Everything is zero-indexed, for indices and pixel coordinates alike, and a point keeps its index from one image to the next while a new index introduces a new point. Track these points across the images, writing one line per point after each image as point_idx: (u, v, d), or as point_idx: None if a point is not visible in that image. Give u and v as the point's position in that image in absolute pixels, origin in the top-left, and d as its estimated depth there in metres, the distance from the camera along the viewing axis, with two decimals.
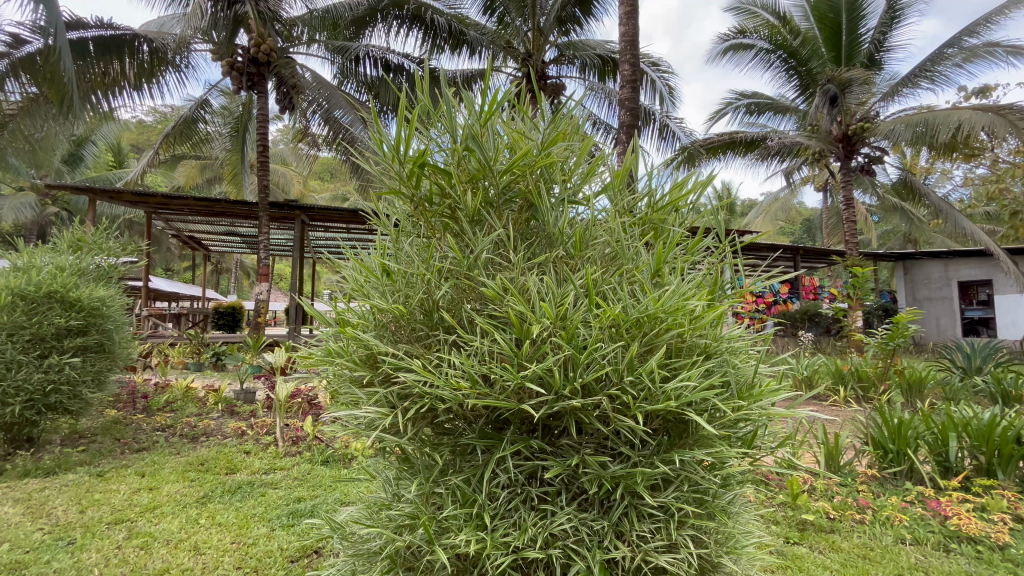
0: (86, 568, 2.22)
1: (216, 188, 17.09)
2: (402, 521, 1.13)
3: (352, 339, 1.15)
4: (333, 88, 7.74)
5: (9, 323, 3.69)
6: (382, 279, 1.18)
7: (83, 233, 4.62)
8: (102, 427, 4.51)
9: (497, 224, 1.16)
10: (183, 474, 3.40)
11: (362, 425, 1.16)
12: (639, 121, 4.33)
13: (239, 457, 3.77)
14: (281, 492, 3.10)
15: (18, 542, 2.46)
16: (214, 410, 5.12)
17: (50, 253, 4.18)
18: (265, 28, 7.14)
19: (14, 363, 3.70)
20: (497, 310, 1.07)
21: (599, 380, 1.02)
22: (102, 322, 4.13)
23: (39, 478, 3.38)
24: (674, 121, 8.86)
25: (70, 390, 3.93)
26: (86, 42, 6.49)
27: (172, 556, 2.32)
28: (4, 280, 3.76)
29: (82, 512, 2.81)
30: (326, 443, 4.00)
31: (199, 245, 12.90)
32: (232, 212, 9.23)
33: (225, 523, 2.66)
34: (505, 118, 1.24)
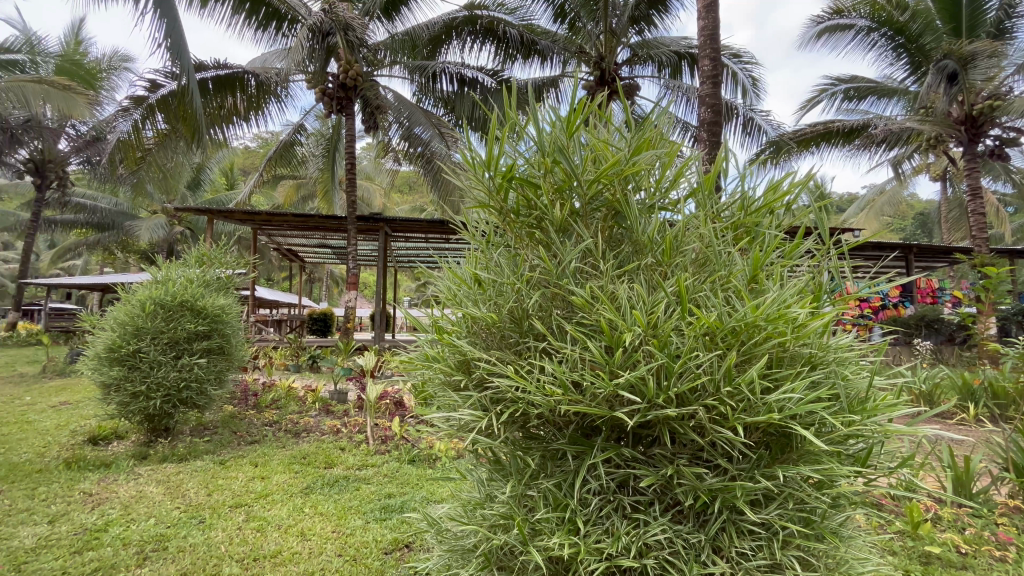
0: (215, 545, 2.51)
1: (310, 204, 18.68)
2: (494, 521, 1.17)
3: (447, 346, 1.22)
4: (413, 106, 8.20)
5: (152, 328, 4.30)
6: (474, 288, 1.24)
7: (207, 249, 5.26)
8: (222, 420, 5.10)
9: (586, 233, 1.18)
10: (288, 466, 3.75)
11: (457, 427, 1.23)
12: (722, 117, 4.15)
13: (336, 453, 4.08)
14: (373, 488, 3.31)
15: (161, 517, 2.84)
16: (313, 408, 5.58)
17: (182, 267, 4.81)
18: (353, 55, 7.67)
19: (156, 363, 4.29)
20: (585, 318, 1.09)
21: (694, 390, 1.00)
22: (223, 326, 4.70)
23: (175, 463, 3.88)
24: (759, 114, 8.32)
25: (198, 387, 4.48)
26: (207, 82, 7.41)
27: (283, 539, 2.57)
28: (149, 291, 4.39)
29: (209, 494, 3.19)
30: (412, 442, 4.23)
31: (297, 257, 14.14)
32: (324, 226, 10.03)
33: (326, 513, 2.89)
34: (590, 128, 1.26)
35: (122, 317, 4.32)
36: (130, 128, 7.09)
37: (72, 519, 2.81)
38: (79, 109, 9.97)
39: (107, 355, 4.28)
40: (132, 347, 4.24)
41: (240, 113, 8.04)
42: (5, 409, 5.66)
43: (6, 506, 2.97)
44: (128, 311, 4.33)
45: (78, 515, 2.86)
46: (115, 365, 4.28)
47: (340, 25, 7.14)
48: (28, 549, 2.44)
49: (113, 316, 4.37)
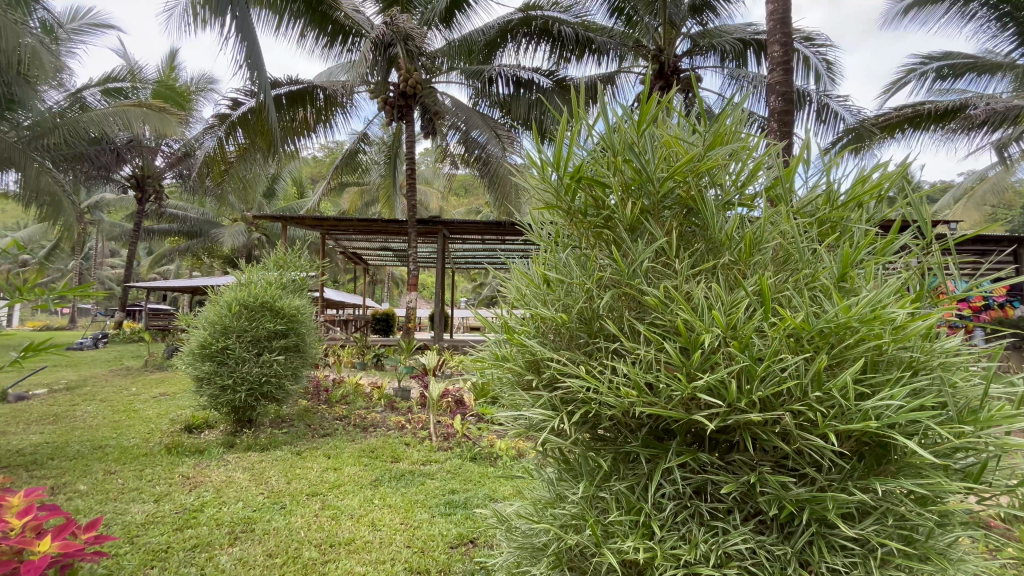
0: (295, 530, 2.69)
1: (373, 209, 19.52)
2: (565, 521, 1.17)
3: (517, 346, 1.24)
4: (470, 111, 8.39)
5: (238, 327, 4.67)
6: (542, 288, 1.25)
7: (284, 254, 5.64)
8: (297, 414, 5.44)
9: (659, 232, 1.16)
10: (358, 459, 3.94)
11: (527, 426, 1.24)
12: (794, 106, 3.91)
13: (401, 448, 4.23)
14: (437, 483, 3.41)
15: (248, 501, 3.09)
16: (379, 404, 5.84)
17: (262, 271, 5.20)
18: (412, 64, 7.91)
19: (241, 359, 4.66)
20: (660, 319, 1.07)
21: (778, 395, 0.96)
22: (299, 326, 5.04)
23: (258, 452, 4.20)
24: (836, 100, 7.73)
25: (277, 381, 4.82)
26: (281, 98, 7.96)
27: (356, 528, 2.71)
28: (235, 292, 4.78)
29: (289, 482, 3.43)
30: (474, 441, 4.32)
31: (361, 260, 14.84)
32: (387, 230, 10.45)
33: (394, 505, 3.01)
34: (661, 124, 1.23)
35: (212, 317, 4.72)
36: (215, 143, 7.74)
37: (174, 498, 3.11)
38: (172, 128, 11.01)
39: (200, 351, 4.69)
40: (221, 344, 4.63)
41: (310, 125, 8.55)
42: (116, 398, 6.36)
43: (120, 485, 3.34)
44: (218, 311, 4.73)
45: (179, 496, 3.16)
46: (206, 361, 4.69)
47: (400, 35, 7.41)
48: (139, 524, 2.72)
49: (204, 316, 4.79)
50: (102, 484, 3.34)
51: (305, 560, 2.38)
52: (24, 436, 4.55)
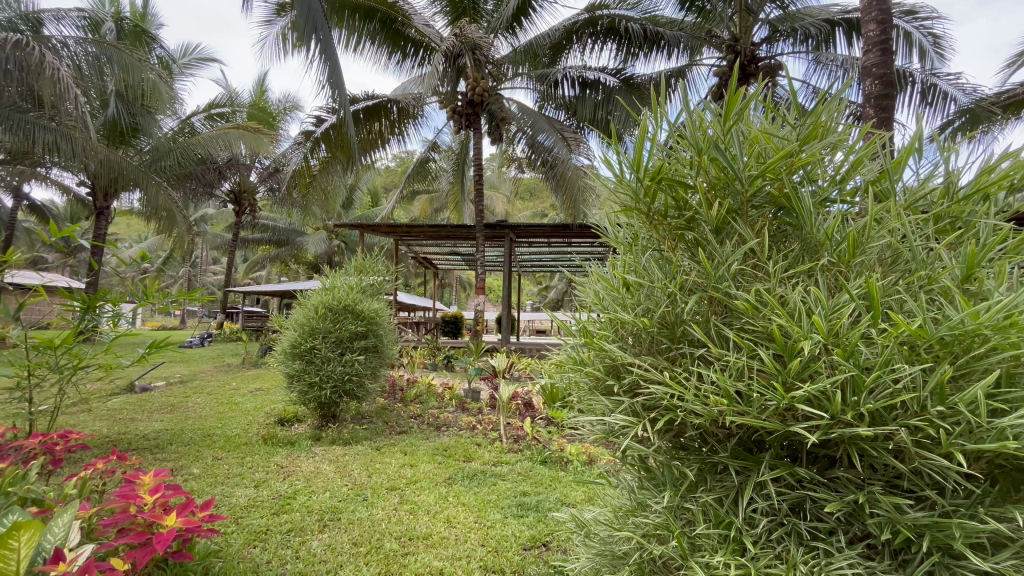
0: (378, 521, 2.85)
1: (442, 215, 20.17)
2: (647, 530, 1.15)
3: (596, 351, 1.23)
4: (536, 115, 8.49)
5: (324, 328, 5.02)
6: (622, 293, 1.23)
7: (362, 260, 6.00)
8: (375, 411, 5.74)
9: (749, 232, 1.11)
10: (433, 456, 4.09)
11: (606, 431, 1.22)
12: (895, 89, 3.56)
13: (473, 448, 4.33)
14: (509, 484, 3.45)
15: (334, 492, 3.30)
16: (450, 404, 6.01)
17: (344, 276, 5.56)
18: (480, 72, 8.07)
19: (326, 358, 4.99)
20: (751, 324, 1.02)
21: (891, 408, 0.88)
22: (377, 328, 5.33)
23: (341, 446, 4.49)
24: (944, 79, 6.93)
25: (358, 380, 5.11)
26: (359, 113, 8.45)
27: (433, 523, 2.81)
28: (321, 296, 5.15)
29: (370, 476, 3.63)
30: (544, 444, 4.32)
31: (431, 265, 15.38)
32: (456, 235, 10.76)
33: (468, 503, 3.09)
34: (749, 118, 1.17)
35: (300, 319, 5.10)
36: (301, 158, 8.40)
37: (271, 485, 3.40)
38: (265, 146, 12.08)
39: (290, 351, 5.07)
40: (309, 344, 4.98)
41: (384, 137, 9.01)
42: (221, 392, 7.07)
43: (226, 470, 3.71)
44: (306, 313, 5.11)
45: (275, 483, 3.45)
46: (295, 360, 5.06)
47: (468, 45, 7.59)
48: (242, 506, 3.01)
49: (294, 318, 5.18)
50: (211, 468, 3.72)
51: (387, 550, 2.51)
52: (149, 423, 5.19)
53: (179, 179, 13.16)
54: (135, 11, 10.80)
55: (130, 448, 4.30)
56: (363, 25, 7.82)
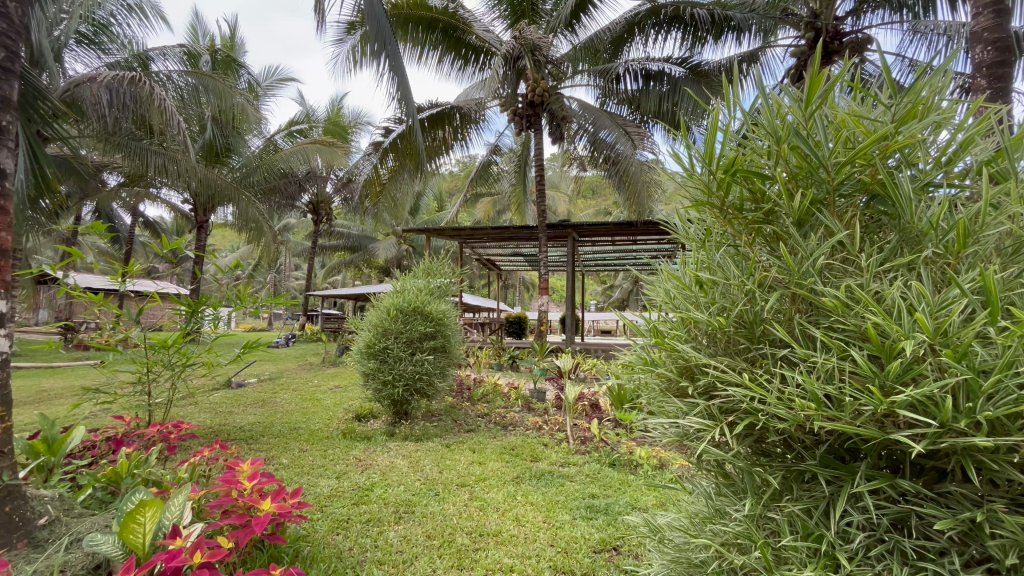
0: (450, 516, 2.94)
1: (504, 216, 20.41)
2: (726, 539, 1.11)
3: (667, 352, 1.20)
4: (597, 112, 8.36)
5: (396, 329, 5.25)
6: (696, 291, 1.19)
7: (430, 263, 6.21)
8: (445, 409, 5.92)
9: (838, 223, 1.03)
10: (500, 455, 4.15)
11: (679, 435, 1.19)
12: (1014, 54, 3.13)
13: (540, 448, 4.34)
14: (577, 486, 3.43)
15: (408, 485, 3.45)
16: (516, 404, 6.06)
17: (413, 279, 5.78)
18: (540, 73, 8.06)
19: (398, 358, 5.21)
20: (841, 323, 0.95)
21: (1014, 417, 0.78)
22: (445, 328, 5.51)
23: (414, 442, 4.67)
24: None
25: (428, 379, 5.30)
26: (424, 121, 8.74)
27: (502, 521, 2.85)
28: (392, 298, 5.39)
29: (441, 472, 3.75)
30: (612, 446, 4.23)
31: (495, 266, 15.60)
32: (519, 236, 10.82)
33: (536, 503, 3.11)
34: (835, 101, 1.09)
35: (374, 320, 5.37)
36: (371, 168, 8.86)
37: (350, 477, 3.61)
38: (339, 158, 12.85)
39: (366, 350, 5.34)
40: (383, 344, 5.23)
41: (448, 143, 9.26)
42: (304, 388, 7.62)
43: (311, 461, 3.99)
44: (379, 315, 5.37)
45: (354, 475, 3.66)
46: (370, 359, 5.33)
47: (528, 47, 7.62)
48: (326, 496, 3.22)
49: (368, 320, 5.47)
50: (298, 459, 4.02)
51: (459, 544, 2.58)
52: (244, 416, 5.70)
53: (266, 193, 14.34)
54: (226, 42, 11.91)
55: (229, 439, 4.74)
56: (427, 36, 8.11)
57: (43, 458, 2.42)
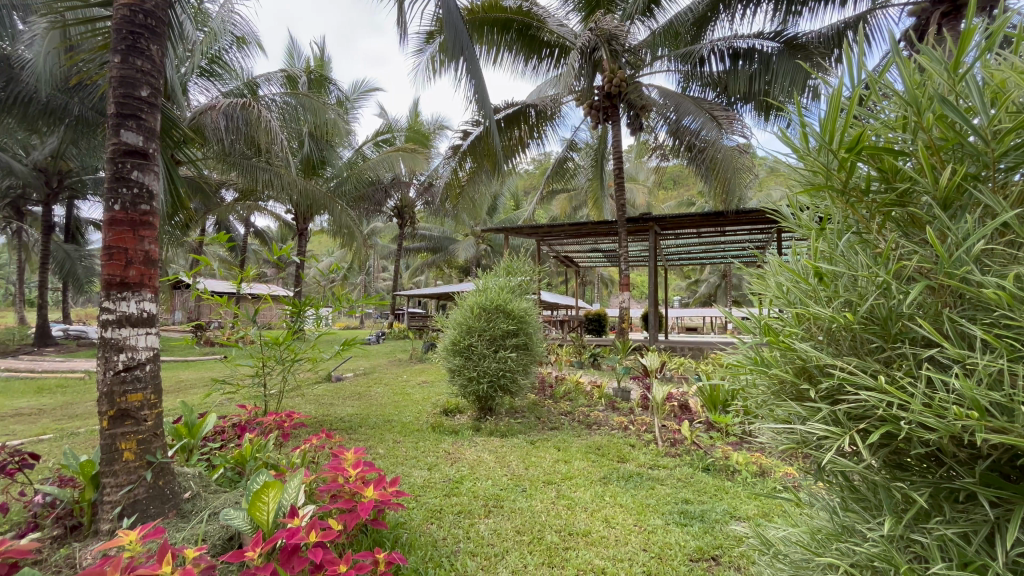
0: (538, 513, 2.96)
1: (581, 212, 20.13)
2: (858, 559, 1.00)
3: (781, 350, 1.11)
4: (680, 97, 7.93)
5: (479, 327, 5.37)
6: (815, 284, 1.08)
7: (510, 261, 6.29)
8: (528, 407, 5.97)
9: (999, 203, 0.88)
10: (586, 454, 4.10)
11: (796, 441, 1.10)
12: None
13: (626, 449, 4.23)
14: (669, 490, 3.29)
15: (496, 480, 3.52)
16: (600, 403, 5.95)
17: (494, 278, 5.89)
18: (617, 63, 7.78)
19: (482, 355, 5.32)
20: (1009, 319, 0.81)
21: None
22: (527, 326, 5.56)
23: (499, 437, 4.76)
24: None
25: (511, 376, 5.37)
26: (501, 121, 8.88)
27: (591, 521, 2.82)
28: (476, 296, 5.54)
29: (527, 468, 3.78)
30: (706, 450, 3.99)
31: (573, 263, 15.44)
32: (597, 232, 10.59)
33: (626, 505, 3.03)
34: (994, 58, 0.92)
35: (458, 318, 5.55)
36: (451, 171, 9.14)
37: (441, 469, 3.76)
38: (421, 164, 13.42)
39: (451, 347, 5.51)
40: (467, 342, 5.37)
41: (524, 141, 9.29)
42: (395, 383, 8.05)
43: (404, 452, 4.21)
44: (464, 313, 5.53)
45: (444, 467, 3.81)
46: (455, 356, 5.49)
47: (604, 37, 7.43)
48: (419, 486, 3.38)
49: (453, 318, 5.65)
50: (392, 450, 4.26)
51: (548, 542, 2.59)
52: (344, 407, 6.16)
53: (356, 200, 15.38)
54: (319, 63, 12.90)
55: (332, 429, 5.14)
56: (502, 37, 8.21)
57: (186, 440, 2.79)
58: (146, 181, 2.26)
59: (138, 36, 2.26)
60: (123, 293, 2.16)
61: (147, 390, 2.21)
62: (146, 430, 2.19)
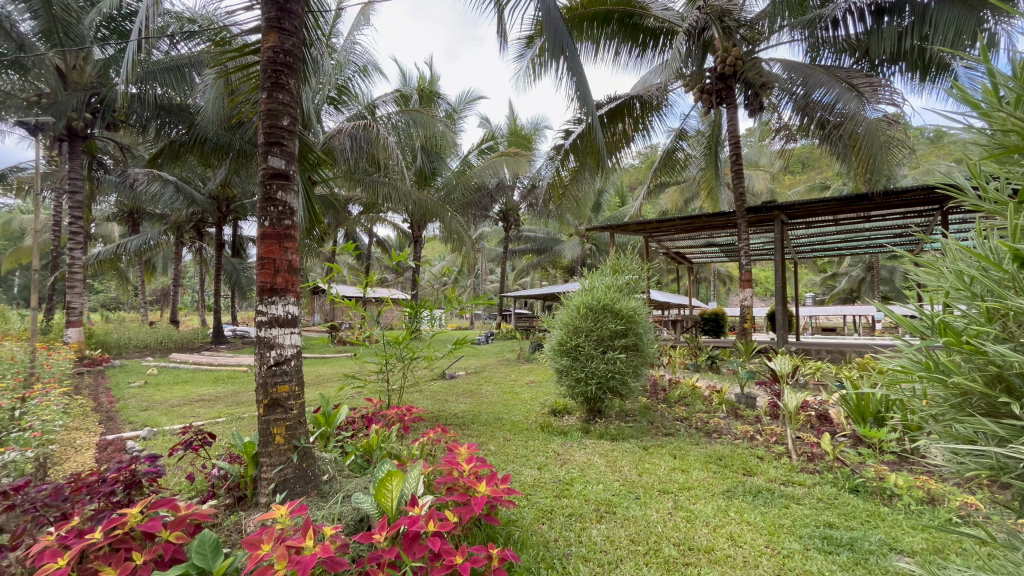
0: (653, 522, 2.81)
1: (693, 204, 18.89)
2: None
3: (964, 354, 0.92)
4: (809, 68, 7.05)
5: (586, 327, 5.28)
6: (1017, 272, 0.87)
7: (616, 259, 6.09)
8: (639, 410, 5.72)
9: None
10: (707, 464, 3.80)
11: (990, 468, 0.88)
12: None
13: (753, 461, 3.84)
14: (806, 510, 2.92)
15: (607, 485, 3.42)
16: (720, 409, 5.48)
17: (601, 277, 5.74)
18: (731, 40, 7.20)
19: (590, 355, 5.22)
20: None
21: None
22: (636, 326, 5.34)
23: (609, 441, 4.63)
24: None
25: (622, 377, 5.19)
26: (604, 117, 8.69)
27: (713, 537, 2.60)
28: (582, 296, 5.46)
29: (640, 475, 3.62)
30: (854, 469, 3.44)
31: (686, 259, 14.54)
32: (712, 225, 9.82)
33: (755, 523, 2.74)
34: None
35: (565, 319, 5.51)
36: (553, 171, 9.15)
37: (551, 470, 3.75)
38: (524, 166, 13.62)
39: (558, 348, 5.48)
40: (574, 342, 5.32)
41: (629, 135, 8.98)
42: (504, 382, 8.25)
43: (514, 451, 4.28)
44: (571, 314, 5.47)
45: (554, 467, 3.79)
46: (563, 356, 5.45)
47: (715, 14, 6.96)
48: (530, 485, 3.40)
49: (559, 318, 5.63)
50: (503, 447, 4.36)
51: (665, 555, 2.44)
52: (458, 404, 6.46)
53: (464, 207, 16.13)
54: (428, 80, 13.78)
55: (447, 424, 5.42)
56: (603, 30, 8.04)
57: (324, 427, 3.15)
58: (288, 200, 2.56)
59: (280, 73, 2.58)
60: (274, 297, 2.48)
61: (291, 383, 2.50)
62: (293, 417, 2.48)
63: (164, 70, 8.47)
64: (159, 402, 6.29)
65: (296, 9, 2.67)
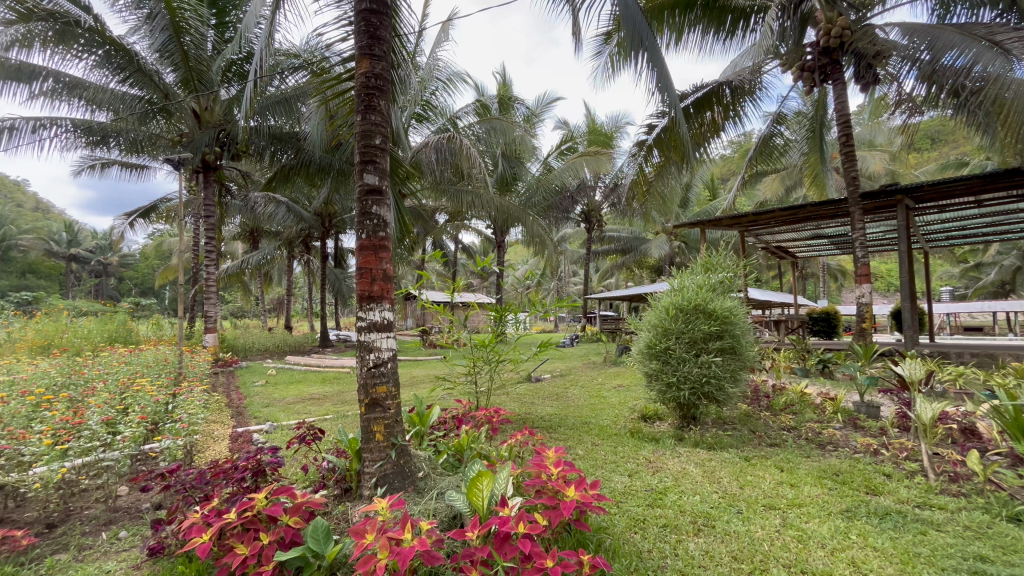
0: (758, 540, 2.59)
1: (795, 193, 17.32)
2: None
3: None
4: (937, 29, 6.14)
5: (677, 329, 5.03)
6: None
7: (707, 257, 5.74)
8: (739, 418, 5.32)
9: None
10: (820, 479, 3.44)
11: None
12: None
13: (879, 479, 3.40)
14: (948, 539, 2.51)
15: (705, 496, 3.22)
16: (835, 419, 4.94)
17: (691, 276, 5.45)
18: (836, 9, 6.65)
19: (682, 359, 4.96)
20: None
21: None
22: (732, 328, 4.97)
23: (706, 450, 4.35)
24: None
25: (718, 383, 4.87)
26: (689, 107, 8.27)
27: (831, 562, 2.34)
28: (671, 297, 5.22)
29: (742, 487, 3.36)
30: (1013, 494, 2.91)
31: (788, 253, 13.34)
32: (818, 215, 8.90)
33: (882, 549, 2.43)
34: None
35: (653, 321, 5.29)
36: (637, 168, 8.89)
37: (643, 477, 3.61)
38: (605, 165, 13.31)
39: (647, 351, 5.29)
40: (665, 345, 5.08)
41: (718, 124, 8.46)
42: (590, 386, 8.13)
43: (603, 456, 4.19)
44: (659, 315, 5.24)
45: (645, 475, 3.65)
46: (652, 359, 5.24)
47: None
48: (620, 492, 3.30)
49: (647, 320, 5.42)
50: (592, 452, 4.29)
51: None
52: (544, 407, 6.48)
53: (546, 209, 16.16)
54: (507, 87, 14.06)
55: (534, 426, 5.46)
56: (686, 17, 7.64)
57: (418, 427, 3.31)
58: (381, 213, 2.74)
59: (372, 96, 2.77)
60: (371, 304, 2.66)
61: (388, 384, 2.66)
62: (391, 416, 2.63)
63: (275, 103, 9.50)
64: (278, 399, 7.04)
65: (384, 35, 2.85)
